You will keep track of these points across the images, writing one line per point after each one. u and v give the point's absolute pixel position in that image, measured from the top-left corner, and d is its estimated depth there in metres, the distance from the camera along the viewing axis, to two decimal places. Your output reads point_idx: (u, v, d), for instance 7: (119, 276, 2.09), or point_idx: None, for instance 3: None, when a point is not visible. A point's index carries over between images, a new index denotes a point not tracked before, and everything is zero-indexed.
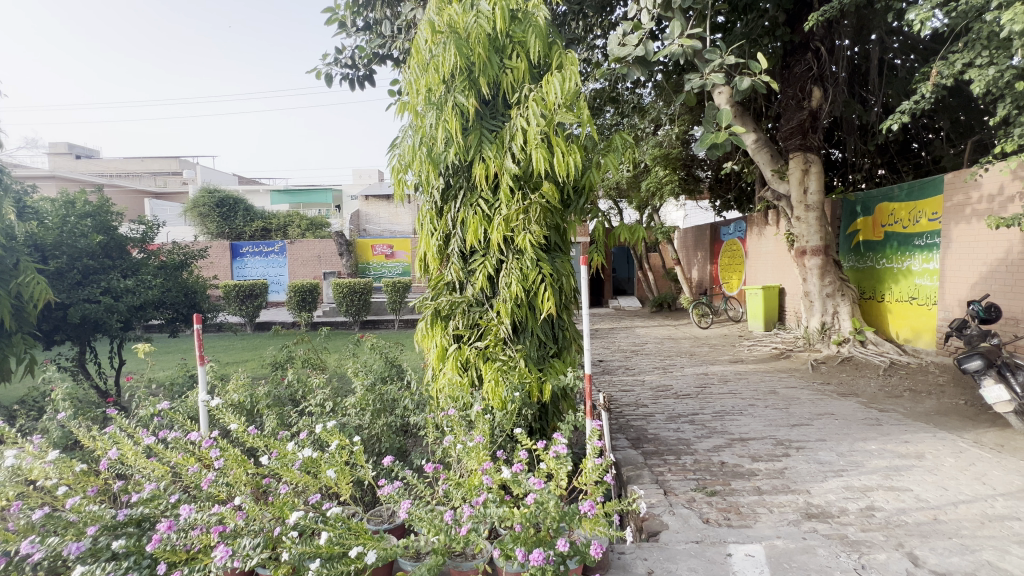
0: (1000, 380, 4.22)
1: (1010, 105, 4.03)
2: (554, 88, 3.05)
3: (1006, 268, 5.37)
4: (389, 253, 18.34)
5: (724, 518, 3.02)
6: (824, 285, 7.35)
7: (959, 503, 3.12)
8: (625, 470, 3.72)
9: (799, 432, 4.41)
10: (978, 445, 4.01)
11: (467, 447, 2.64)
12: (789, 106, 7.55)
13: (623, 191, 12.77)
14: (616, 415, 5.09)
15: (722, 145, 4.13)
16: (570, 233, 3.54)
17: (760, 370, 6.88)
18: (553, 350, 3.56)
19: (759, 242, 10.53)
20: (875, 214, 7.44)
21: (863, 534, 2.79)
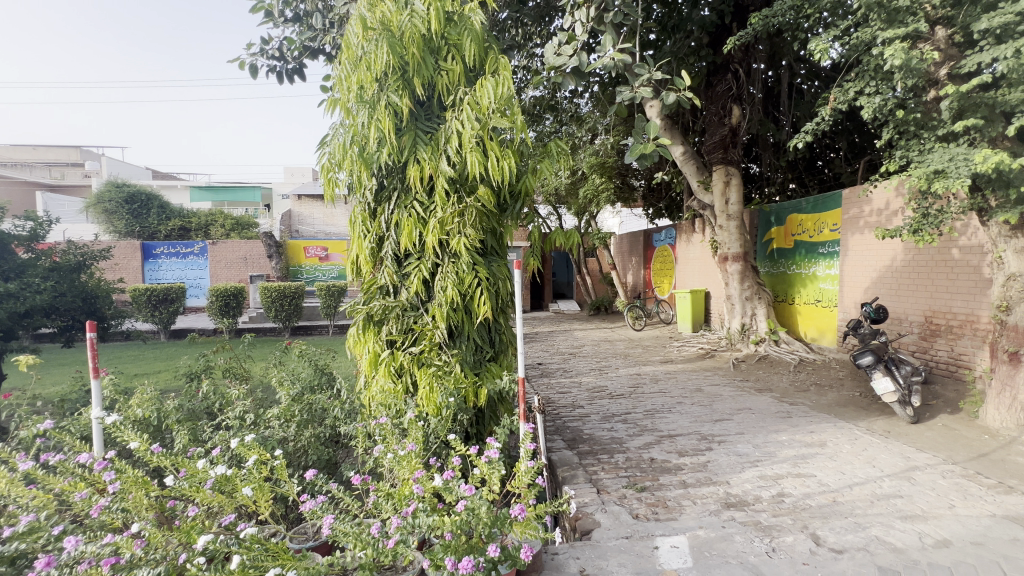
0: (887, 373, 4.73)
1: (893, 130, 4.54)
2: (487, 93, 3.06)
3: (892, 273, 6.07)
4: (323, 255, 17.59)
5: (653, 512, 3.15)
6: (743, 289, 7.92)
7: (855, 485, 3.46)
8: (560, 470, 3.79)
9: (721, 427, 4.70)
10: (870, 432, 4.48)
11: (399, 456, 2.56)
12: (712, 122, 8.08)
13: (562, 197, 13.09)
14: (554, 417, 5.16)
15: (650, 156, 4.33)
16: (506, 237, 3.56)
17: (687, 369, 7.28)
18: (490, 355, 3.55)
19: (687, 248, 11.18)
20: (786, 224, 8.13)
21: (774, 519, 3.02)
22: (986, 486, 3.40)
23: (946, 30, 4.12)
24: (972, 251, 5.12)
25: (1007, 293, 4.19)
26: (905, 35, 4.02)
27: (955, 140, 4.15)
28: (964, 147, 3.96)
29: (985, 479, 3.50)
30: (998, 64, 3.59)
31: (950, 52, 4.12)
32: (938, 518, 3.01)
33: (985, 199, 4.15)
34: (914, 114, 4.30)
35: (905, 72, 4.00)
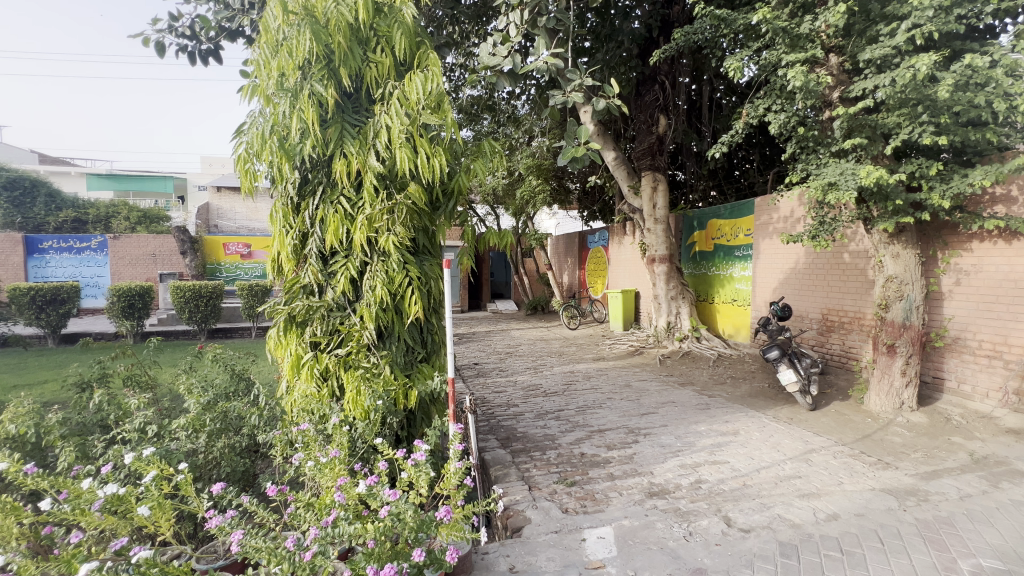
0: (790, 365, 5.23)
1: (795, 144, 5.01)
2: (416, 88, 2.99)
3: (796, 275, 6.69)
4: (245, 252, 16.37)
5: (581, 505, 3.24)
6: (669, 289, 8.38)
7: (762, 469, 3.78)
8: (493, 469, 3.80)
9: (647, 420, 4.94)
10: (776, 420, 4.92)
11: (320, 463, 2.45)
12: (641, 130, 8.48)
13: (500, 197, 13.17)
14: (488, 417, 5.17)
15: (581, 159, 4.44)
16: (439, 236, 3.51)
17: (618, 366, 7.58)
18: (422, 355, 3.47)
19: (619, 249, 11.64)
20: (707, 228, 8.71)
21: (692, 505, 3.22)
22: (868, 464, 3.84)
23: (838, 57, 4.61)
24: (860, 255, 5.76)
25: (886, 292, 4.76)
26: (805, 59, 4.45)
27: (846, 156, 4.64)
28: (852, 163, 4.44)
29: (867, 458, 3.95)
30: (879, 91, 4.06)
31: (841, 77, 4.61)
32: (829, 494, 3.36)
33: (868, 209, 4.69)
34: (812, 131, 4.77)
35: (805, 93, 4.41)
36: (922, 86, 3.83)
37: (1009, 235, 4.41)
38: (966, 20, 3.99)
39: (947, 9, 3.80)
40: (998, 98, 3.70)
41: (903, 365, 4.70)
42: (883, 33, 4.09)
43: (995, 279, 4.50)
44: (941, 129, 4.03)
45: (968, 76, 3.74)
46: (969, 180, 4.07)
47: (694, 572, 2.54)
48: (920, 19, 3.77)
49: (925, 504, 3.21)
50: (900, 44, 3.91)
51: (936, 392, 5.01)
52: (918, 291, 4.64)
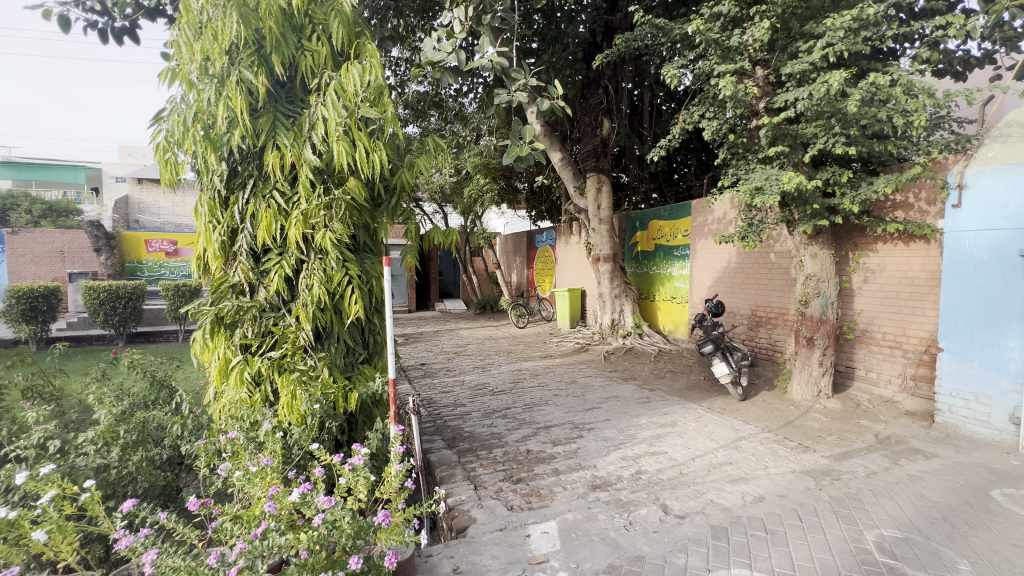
0: (723, 358, 5.56)
1: (726, 150, 5.32)
2: (354, 80, 2.88)
3: (728, 274, 7.10)
4: (170, 249, 15.16)
5: (527, 502, 3.27)
6: (613, 288, 8.63)
7: (697, 457, 3.98)
8: (438, 470, 3.76)
9: (591, 415, 5.06)
10: (710, 410, 5.20)
11: (249, 473, 2.32)
12: (586, 132, 8.67)
13: (447, 196, 13.00)
14: (434, 417, 5.10)
15: (526, 158, 4.46)
16: (381, 234, 3.40)
17: (564, 363, 7.72)
18: (363, 357, 3.36)
19: (565, 249, 11.86)
20: (648, 229, 9.06)
21: (632, 495, 3.34)
22: (790, 448, 4.15)
23: (764, 70, 4.91)
24: (784, 255, 6.20)
25: (805, 290, 5.15)
26: (735, 70, 4.72)
27: (771, 162, 4.98)
28: (776, 169, 4.77)
29: (789, 442, 4.27)
30: (799, 103, 4.37)
31: (766, 89, 4.89)
32: (756, 478, 3.60)
33: (790, 212, 5.06)
34: (741, 138, 5.08)
35: (734, 102, 4.68)
36: (834, 100, 4.17)
37: (907, 237, 4.91)
38: (871, 42, 4.40)
39: (856, 31, 4.18)
40: (897, 114, 4.11)
41: (820, 356, 5.12)
42: (802, 50, 4.43)
43: (897, 276, 5.00)
44: (851, 140, 4.42)
45: (873, 92, 4.11)
46: (874, 188, 4.51)
47: (633, 560, 2.63)
48: (833, 39, 4.12)
49: (838, 482, 3.51)
50: (816, 61, 4.25)
51: (848, 380, 5.50)
52: (832, 288, 5.06)
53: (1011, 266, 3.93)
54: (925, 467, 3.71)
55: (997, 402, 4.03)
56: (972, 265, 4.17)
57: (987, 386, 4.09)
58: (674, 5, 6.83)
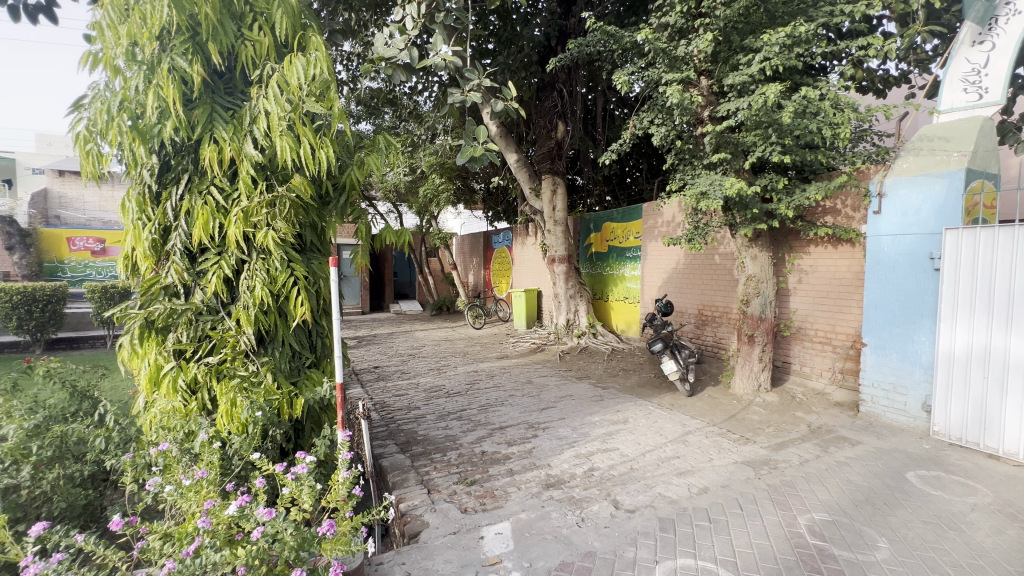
0: (672, 356, 5.77)
1: (674, 156, 5.53)
2: (297, 72, 2.75)
3: (677, 275, 7.38)
4: (97, 248, 14.02)
5: (480, 504, 3.26)
6: (568, 288, 8.76)
7: (647, 453, 4.10)
8: (390, 476, 3.67)
9: (546, 414, 5.11)
10: (659, 407, 5.39)
11: (182, 487, 2.18)
12: (541, 134, 8.77)
13: (402, 195, 12.76)
14: (387, 421, 4.98)
15: (480, 159, 4.43)
16: (329, 233, 3.29)
17: (520, 364, 7.75)
18: (310, 360, 3.24)
19: (522, 250, 11.93)
20: (602, 231, 9.28)
21: (585, 492, 3.40)
22: (733, 440, 4.36)
23: (708, 80, 5.13)
24: (728, 257, 6.52)
25: (747, 290, 5.43)
26: (681, 79, 4.92)
27: (715, 168, 5.22)
28: (719, 175, 5.01)
29: (732, 435, 4.49)
30: (740, 113, 4.61)
31: (710, 98, 5.12)
32: (701, 470, 3.75)
33: (733, 216, 5.31)
34: (688, 144, 5.30)
35: (681, 110, 4.87)
36: (771, 111, 4.43)
37: (836, 240, 5.28)
38: (804, 58, 4.70)
39: (790, 47, 4.46)
40: (826, 126, 4.42)
41: (760, 352, 5.42)
42: (742, 62, 4.68)
43: (827, 277, 5.38)
44: (786, 149, 4.70)
45: (805, 105, 4.39)
46: (807, 195, 4.83)
47: (585, 556, 2.68)
48: (770, 54, 4.38)
49: (775, 471, 3.73)
50: (754, 74, 4.50)
51: (784, 374, 5.85)
52: (770, 288, 5.37)
53: (923, 268, 4.32)
54: (851, 454, 4.01)
55: (912, 391, 4.41)
56: (891, 267, 4.55)
57: (903, 378, 4.47)
58: (625, 14, 7.06)
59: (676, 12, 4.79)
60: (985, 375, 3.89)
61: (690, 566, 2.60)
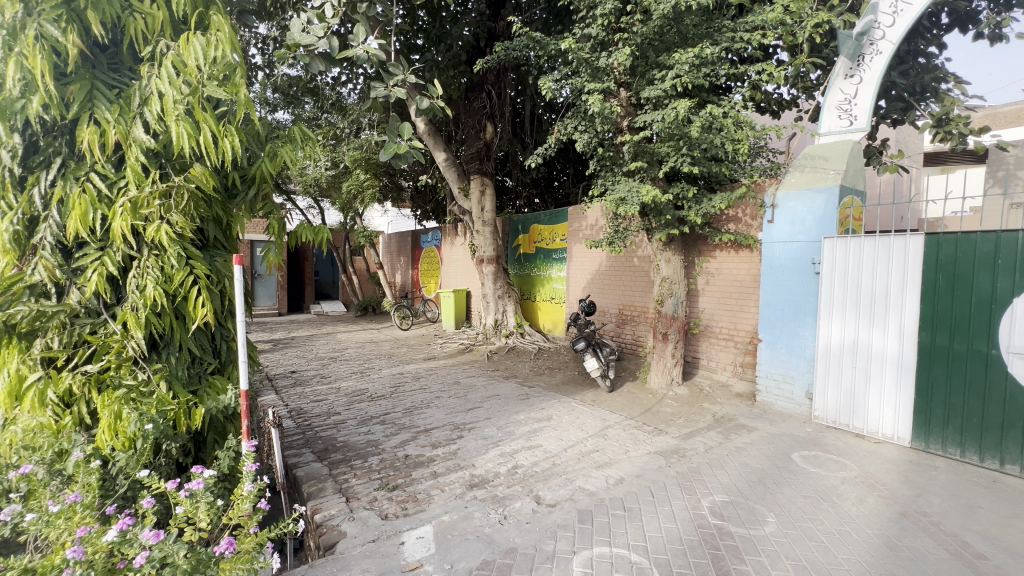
0: (594, 354, 6.01)
1: (596, 162, 5.78)
2: (195, 52, 2.50)
3: (599, 276, 7.71)
4: None
5: (402, 509, 3.19)
6: (496, 289, 8.82)
7: (568, 448, 4.25)
8: (306, 485, 3.47)
9: (472, 415, 5.11)
10: (582, 403, 5.59)
11: (49, 514, 1.92)
12: (470, 134, 8.76)
13: (324, 190, 12.13)
14: (303, 429, 4.70)
15: (404, 157, 4.33)
16: (235, 228, 3.04)
17: (447, 365, 7.68)
18: (212, 366, 2.98)
19: (451, 249, 11.82)
20: (530, 232, 9.45)
21: (508, 490, 3.45)
22: (647, 432, 4.65)
23: (627, 92, 5.40)
24: (646, 260, 6.91)
25: (661, 291, 5.80)
26: (602, 89, 5.15)
27: (633, 176, 5.52)
28: (637, 182, 5.31)
29: (647, 427, 4.78)
30: (655, 125, 4.91)
31: (629, 109, 5.40)
32: (618, 462, 3.96)
33: (649, 221, 5.65)
34: (609, 151, 5.56)
35: (602, 118, 5.11)
36: (682, 125, 4.77)
37: (737, 246, 5.80)
38: (710, 78, 5.12)
39: (698, 66, 4.84)
40: (728, 141, 4.84)
41: (673, 349, 5.81)
42: (657, 77, 5.00)
43: (730, 279, 5.89)
44: (695, 161, 5.08)
45: (711, 121, 4.78)
46: (713, 204, 5.28)
47: (506, 552, 2.72)
48: (681, 71, 4.74)
49: (683, 459, 4.01)
50: (667, 89, 4.84)
51: (694, 368, 6.32)
52: (681, 289, 5.78)
53: (806, 271, 4.87)
54: (748, 439, 4.43)
55: (798, 381, 4.96)
56: (781, 271, 5.09)
57: (791, 369, 5.01)
58: (552, 22, 7.26)
59: (597, 24, 5.01)
60: (853, 365, 4.47)
61: (605, 554, 2.73)
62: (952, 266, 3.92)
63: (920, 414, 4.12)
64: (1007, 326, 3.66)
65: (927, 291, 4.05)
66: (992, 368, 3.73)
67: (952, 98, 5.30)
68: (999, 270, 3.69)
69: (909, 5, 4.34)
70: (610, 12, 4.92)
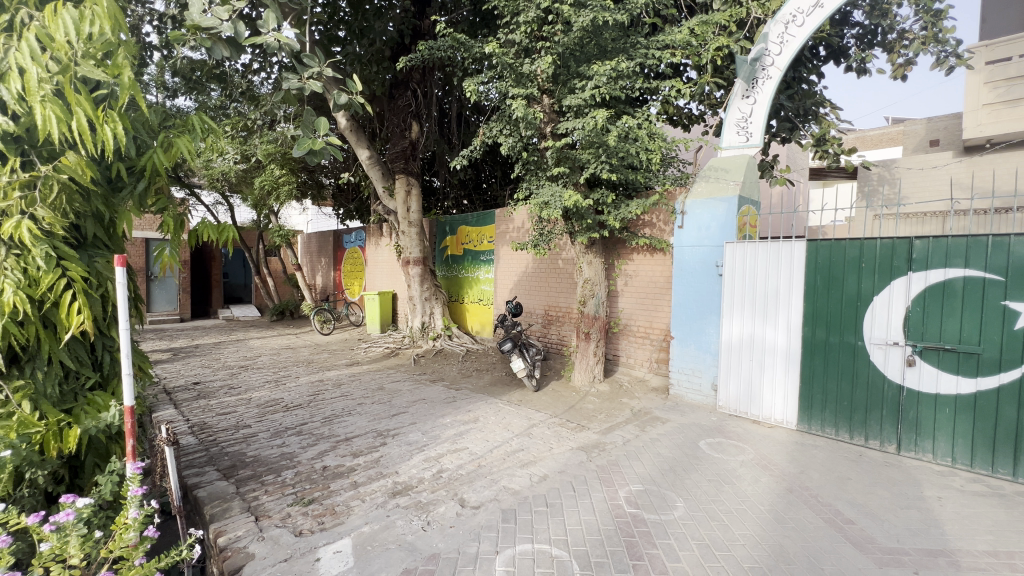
0: (520, 355, 6.12)
1: (521, 166, 5.88)
2: (64, 26, 2.16)
3: (526, 277, 7.84)
4: None
5: (318, 523, 3.03)
6: (422, 291, 8.67)
7: (494, 448, 4.28)
8: (208, 507, 3.18)
9: (396, 421, 4.97)
10: (508, 403, 5.66)
11: None
12: (394, 133, 8.54)
13: (233, 185, 11.22)
14: (206, 445, 4.31)
15: (320, 153, 4.13)
16: (120, 225, 2.73)
17: (371, 370, 7.41)
18: (90, 380, 2.66)
19: (375, 250, 11.44)
20: (457, 234, 9.40)
21: (432, 495, 3.40)
22: (570, 429, 4.80)
23: (549, 99, 5.54)
24: (569, 262, 7.15)
25: (584, 292, 6.03)
26: (525, 95, 5.25)
27: (557, 180, 5.69)
28: (560, 187, 5.48)
29: (570, 424, 4.94)
30: (576, 132, 5.11)
31: (551, 116, 5.55)
32: (542, 460, 4.05)
33: (572, 225, 5.85)
34: (533, 155, 5.68)
35: (525, 123, 5.21)
36: (601, 133, 4.99)
37: (652, 249, 6.18)
38: (626, 90, 5.42)
39: (615, 79, 5.10)
40: (642, 151, 5.15)
41: (594, 348, 6.06)
42: (578, 86, 5.20)
43: (646, 280, 6.26)
44: (613, 168, 5.33)
45: (626, 131, 5.07)
46: (629, 209, 5.59)
47: (428, 559, 2.68)
48: (599, 83, 4.99)
49: (603, 453, 4.20)
50: (587, 99, 5.06)
51: (614, 365, 6.64)
52: (602, 290, 6.05)
53: (711, 273, 5.31)
54: (662, 431, 4.73)
55: (705, 374, 5.38)
56: (690, 273, 5.50)
57: (699, 363, 5.42)
58: (478, 25, 7.30)
59: (521, 31, 5.12)
60: (751, 357, 4.95)
61: (528, 551, 2.78)
62: (827, 268, 4.47)
63: (804, 399, 4.65)
64: (869, 320, 4.24)
65: (808, 291, 4.59)
66: (859, 356, 4.30)
67: (828, 121, 6.06)
68: (862, 273, 4.27)
69: (793, 37, 4.90)
70: (532, 20, 5.05)
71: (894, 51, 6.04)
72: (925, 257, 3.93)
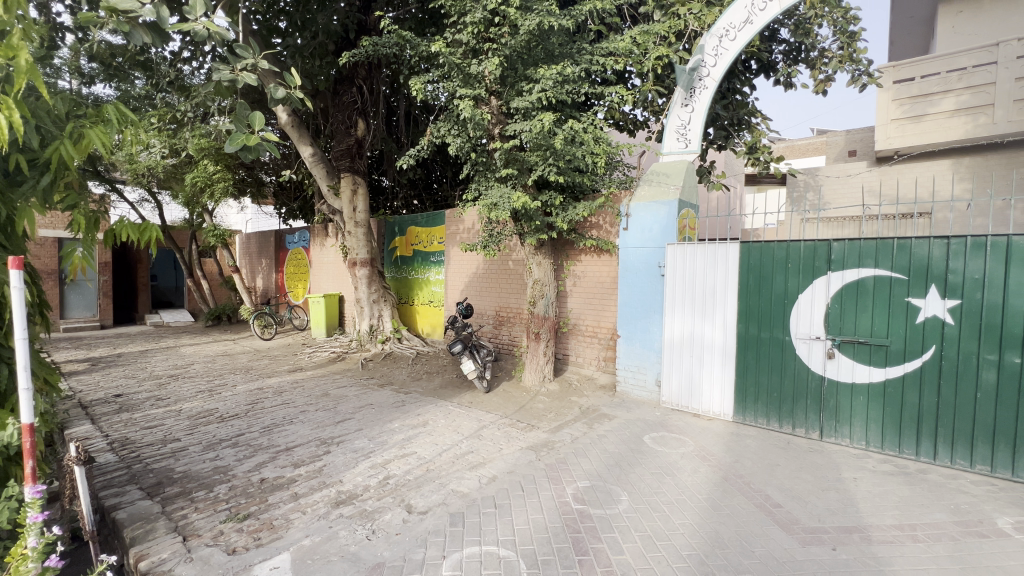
0: (471, 357, 6.08)
1: (469, 167, 5.85)
2: None
3: (476, 278, 7.82)
4: None
5: (254, 539, 2.87)
6: (370, 292, 8.43)
7: (443, 452, 4.23)
8: (128, 530, 2.93)
9: (341, 428, 4.81)
10: (459, 406, 5.62)
11: None
12: (339, 130, 8.27)
13: (161, 181, 10.44)
14: (128, 462, 3.97)
15: (255, 149, 3.92)
16: (21, 224, 2.48)
17: (316, 376, 7.13)
18: None
19: (320, 251, 11.01)
20: (406, 234, 9.23)
21: (378, 503, 3.31)
22: (520, 429, 4.83)
23: (497, 100, 5.55)
24: (519, 263, 7.20)
25: (534, 292, 6.09)
26: (473, 95, 5.23)
27: (505, 182, 5.71)
28: (509, 188, 5.50)
29: (520, 424, 4.97)
30: (523, 134, 5.16)
31: (499, 117, 5.57)
32: (491, 461, 4.04)
33: (521, 226, 5.89)
34: (481, 156, 5.67)
35: (473, 123, 5.20)
36: (547, 136, 5.06)
37: (599, 250, 6.33)
38: (572, 94, 5.53)
39: (561, 83, 5.19)
40: (588, 154, 5.26)
41: (544, 348, 6.13)
42: (525, 89, 5.24)
43: (593, 281, 6.41)
44: (561, 171, 5.42)
45: (573, 135, 5.18)
46: (576, 211, 5.70)
47: (372, 568, 2.61)
48: (545, 86, 5.07)
49: (551, 451, 4.26)
50: (535, 102, 5.12)
51: (563, 364, 6.75)
52: (551, 291, 6.13)
53: (654, 274, 5.52)
54: (608, 427, 4.86)
55: (649, 371, 5.57)
56: (635, 274, 5.69)
57: (644, 360, 5.62)
58: (426, 23, 7.21)
59: (468, 31, 5.10)
60: (691, 354, 5.19)
61: (475, 553, 2.77)
62: (759, 268, 4.77)
63: (739, 391, 4.92)
64: (794, 317, 4.56)
65: (742, 290, 4.88)
66: (786, 351, 4.62)
67: (759, 130, 6.45)
68: (789, 273, 4.59)
69: (726, 50, 5.19)
70: (479, 21, 5.05)
71: (816, 67, 6.53)
72: (841, 258, 4.28)
